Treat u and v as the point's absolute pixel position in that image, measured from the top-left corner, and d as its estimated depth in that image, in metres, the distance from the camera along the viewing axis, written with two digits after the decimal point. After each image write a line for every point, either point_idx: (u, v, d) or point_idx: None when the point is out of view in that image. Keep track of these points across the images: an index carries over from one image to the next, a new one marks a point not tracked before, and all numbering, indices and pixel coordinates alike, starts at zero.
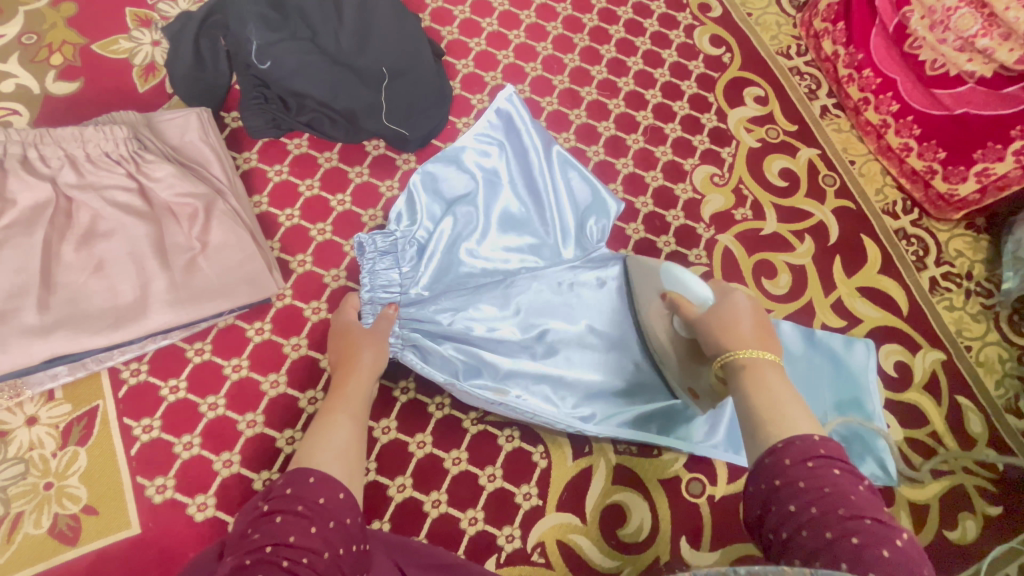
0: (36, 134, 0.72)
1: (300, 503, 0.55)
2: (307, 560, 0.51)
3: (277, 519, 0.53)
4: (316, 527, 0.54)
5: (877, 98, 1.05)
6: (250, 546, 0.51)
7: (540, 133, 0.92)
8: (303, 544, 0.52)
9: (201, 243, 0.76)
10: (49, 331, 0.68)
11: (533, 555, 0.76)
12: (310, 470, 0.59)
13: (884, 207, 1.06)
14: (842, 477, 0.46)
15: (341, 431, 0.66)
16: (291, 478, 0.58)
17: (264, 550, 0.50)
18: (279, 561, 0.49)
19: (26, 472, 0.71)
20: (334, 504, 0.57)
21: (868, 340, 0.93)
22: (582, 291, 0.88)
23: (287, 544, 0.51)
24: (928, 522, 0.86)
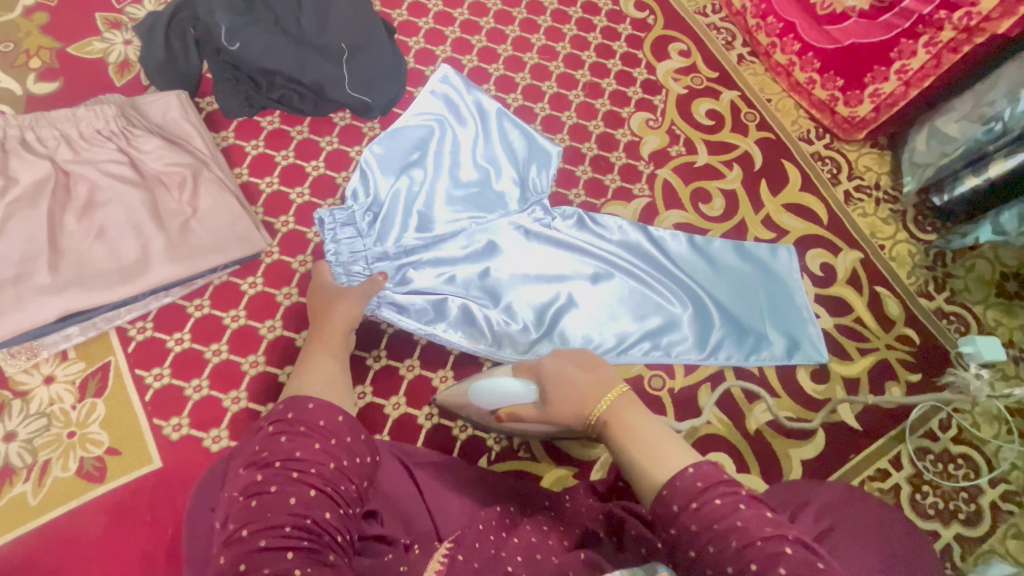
0: (32, 118, 0.79)
1: (302, 425, 0.59)
2: (315, 470, 0.55)
3: (283, 437, 0.57)
4: (320, 443, 0.58)
5: (782, 40, 1.20)
6: (260, 462, 0.55)
7: (475, 99, 1.03)
8: (311, 457, 0.56)
9: (192, 207, 0.84)
10: (62, 290, 0.75)
11: (519, 451, 0.86)
12: (309, 398, 0.62)
13: (800, 134, 1.20)
14: (725, 505, 0.50)
15: (330, 365, 0.71)
16: (291, 405, 0.60)
17: (275, 465, 0.54)
18: (289, 473, 0.54)
19: (49, 424, 0.77)
20: (332, 426, 0.60)
21: (789, 247, 1.06)
22: (533, 233, 0.98)
23: (293, 458, 0.55)
24: (860, 392, 0.99)
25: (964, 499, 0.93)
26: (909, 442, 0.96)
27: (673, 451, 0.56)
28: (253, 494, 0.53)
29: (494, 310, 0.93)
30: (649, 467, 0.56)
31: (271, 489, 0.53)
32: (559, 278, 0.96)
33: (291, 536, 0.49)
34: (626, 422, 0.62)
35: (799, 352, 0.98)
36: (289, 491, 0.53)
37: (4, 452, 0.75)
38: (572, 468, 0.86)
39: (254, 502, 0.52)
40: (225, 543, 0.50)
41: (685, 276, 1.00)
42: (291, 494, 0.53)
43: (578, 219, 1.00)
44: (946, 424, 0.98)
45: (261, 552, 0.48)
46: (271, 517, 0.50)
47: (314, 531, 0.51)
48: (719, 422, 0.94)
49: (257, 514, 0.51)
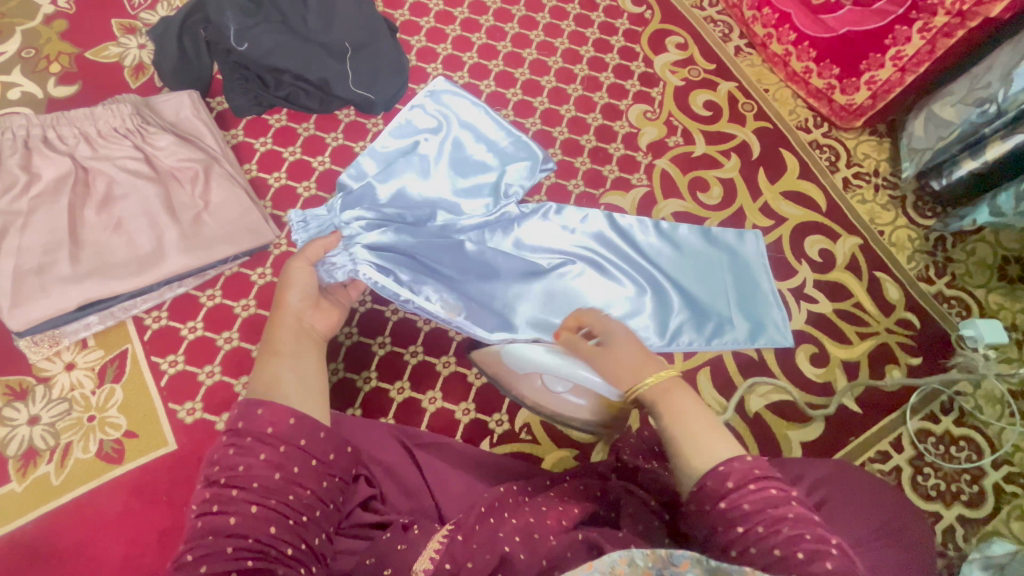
0: (52, 117, 0.83)
1: (249, 435, 0.56)
2: (258, 484, 0.54)
3: (230, 449, 0.56)
4: (266, 453, 0.56)
5: (778, 31, 1.21)
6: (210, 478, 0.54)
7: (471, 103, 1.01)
8: (257, 470, 0.54)
9: (204, 201, 0.88)
10: (83, 279, 0.79)
11: (521, 433, 0.89)
12: (260, 402, 0.58)
13: (797, 123, 1.21)
14: (780, 495, 0.53)
15: (283, 364, 0.66)
16: (242, 413, 0.58)
17: (219, 482, 0.53)
18: (230, 491, 0.53)
19: (70, 409, 0.81)
20: (286, 431, 0.57)
21: (756, 231, 1.06)
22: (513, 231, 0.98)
23: (237, 473, 0.54)
24: (860, 376, 1.00)
25: (967, 480, 0.93)
26: (910, 425, 0.97)
27: (720, 435, 0.59)
28: (202, 511, 0.52)
29: (465, 298, 0.92)
30: (701, 452, 0.58)
31: (216, 507, 0.52)
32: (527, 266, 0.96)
33: (234, 558, 0.49)
34: (682, 404, 0.62)
35: (764, 335, 0.99)
36: (232, 510, 0.52)
37: (28, 435, 0.78)
38: (573, 449, 0.88)
39: (201, 521, 0.52)
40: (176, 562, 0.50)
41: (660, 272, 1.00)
42: (232, 513, 0.52)
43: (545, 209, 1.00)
44: (948, 406, 0.98)
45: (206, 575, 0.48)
46: (214, 539, 0.50)
47: (259, 549, 0.50)
48: (719, 406, 0.95)
49: (203, 535, 0.51)
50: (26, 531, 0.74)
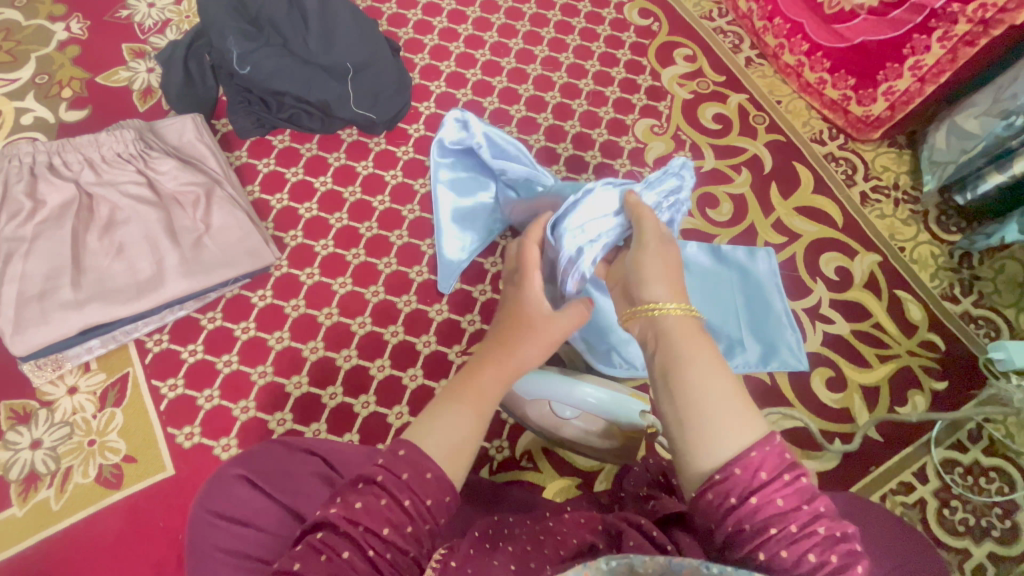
0: (59, 144, 0.85)
1: (406, 495, 0.47)
2: (390, 554, 0.45)
3: (382, 500, 0.46)
4: (413, 527, 0.46)
5: (790, 41, 1.17)
6: (349, 513, 0.46)
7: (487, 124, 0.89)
8: (399, 537, 0.45)
9: (205, 224, 0.88)
10: (84, 304, 0.80)
11: (521, 460, 0.86)
12: (430, 463, 0.49)
13: (812, 136, 1.18)
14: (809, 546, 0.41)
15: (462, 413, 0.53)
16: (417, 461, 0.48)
17: (359, 526, 0.45)
18: (366, 547, 0.44)
19: (72, 433, 0.81)
20: (437, 508, 0.48)
21: (768, 249, 1.03)
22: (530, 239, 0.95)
23: (377, 534, 0.45)
24: (880, 401, 0.95)
25: (998, 515, 0.88)
26: (935, 454, 0.91)
27: (728, 412, 0.47)
28: (325, 548, 0.44)
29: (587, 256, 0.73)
30: (687, 432, 0.47)
31: (345, 553, 0.44)
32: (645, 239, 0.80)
33: None
34: (684, 364, 0.50)
35: (776, 357, 0.95)
36: (358, 567, 0.44)
37: (29, 460, 0.79)
38: (576, 478, 0.86)
39: (324, 559, 0.43)
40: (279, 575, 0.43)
41: None
42: (356, 570, 0.44)
43: None
44: (977, 434, 0.93)
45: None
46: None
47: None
48: None
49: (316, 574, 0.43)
50: (25, 556, 0.74)
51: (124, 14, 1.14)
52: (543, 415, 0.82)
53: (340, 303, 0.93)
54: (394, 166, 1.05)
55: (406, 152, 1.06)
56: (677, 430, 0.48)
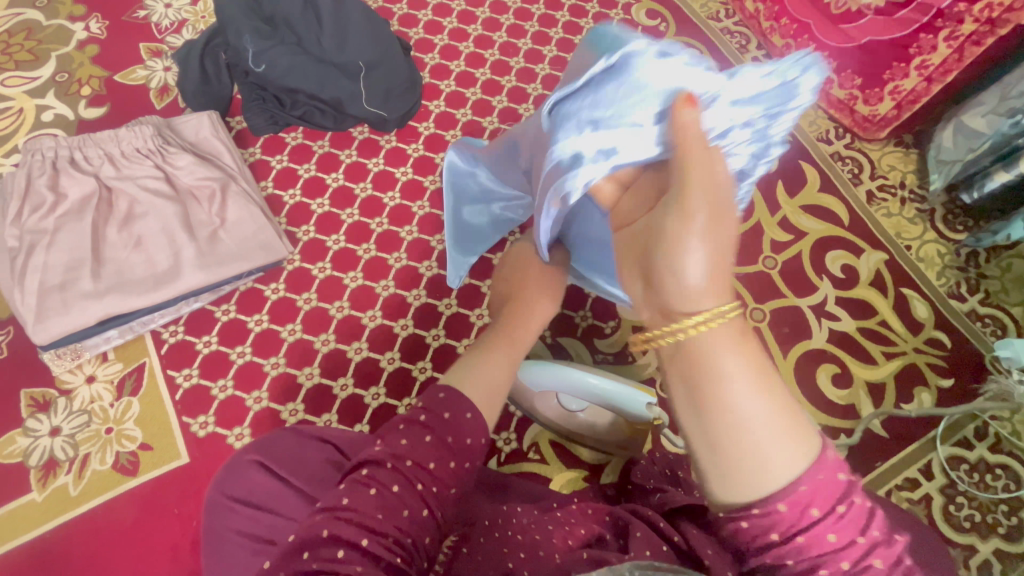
0: (79, 139, 0.87)
1: (451, 434, 0.50)
2: (437, 489, 0.47)
3: (427, 437, 0.49)
4: (456, 463, 0.50)
5: (797, 41, 1.18)
6: (395, 449, 0.48)
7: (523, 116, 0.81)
8: (444, 472, 0.48)
9: (220, 218, 0.90)
10: (102, 294, 0.82)
11: (529, 453, 0.87)
12: (470, 405, 0.54)
13: (818, 135, 1.18)
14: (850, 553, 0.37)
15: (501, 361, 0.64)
16: (460, 400, 0.53)
17: (406, 462, 0.47)
18: (414, 481, 0.47)
19: (89, 421, 0.83)
20: (474, 449, 0.52)
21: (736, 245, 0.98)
22: None
23: (426, 469, 0.48)
24: (886, 397, 0.95)
25: (1004, 512, 0.88)
26: (941, 450, 0.92)
27: (770, 443, 0.37)
28: (372, 482, 0.46)
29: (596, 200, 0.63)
30: (718, 467, 0.39)
31: (392, 487, 0.46)
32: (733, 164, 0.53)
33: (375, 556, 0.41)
34: (715, 384, 0.38)
35: None
36: (408, 501, 0.45)
37: (49, 446, 0.81)
38: (583, 470, 0.87)
39: (373, 493, 0.45)
40: (324, 514, 0.44)
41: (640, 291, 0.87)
42: (406, 503, 0.45)
43: None
44: (983, 431, 0.93)
45: (354, 552, 0.41)
46: (380, 521, 0.43)
47: (399, 558, 0.43)
48: None
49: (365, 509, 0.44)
50: (44, 540, 0.76)
51: (141, 15, 1.16)
52: (548, 406, 0.83)
53: (350, 296, 0.95)
54: (405, 163, 1.06)
55: (416, 149, 1.08)
56: (707, 461, 0.40)
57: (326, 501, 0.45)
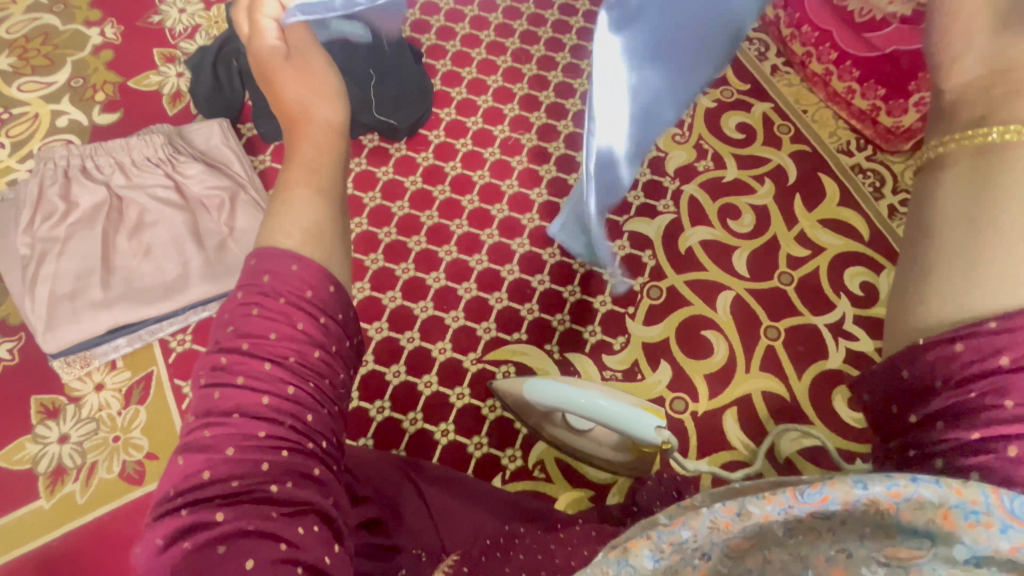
0: (91, 148, 0.87)
1: (279, 296, 0.44)
2: (293, 358, 0.43)
3: (254, 313, 0.44)
4: (304, 326, 0.44)
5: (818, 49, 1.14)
6: (228, 341, 0.43)
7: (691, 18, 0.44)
8: (289, 343, 0.43)
9: (229, 227, 0.90)
10: (112, 303, 0.82)
11: (534, 471, 0.86)
12: (291, 257, 0.46)
13: (838, 146, 1.15)
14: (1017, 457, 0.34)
15: (309, 204, 0.50)
16: (267, 263, 0.45)
17: (241, 347, 0.42)
18: (260, 364, 0.42)
19: (98, 428, 0.83)
20: (319, 298, 0.46)
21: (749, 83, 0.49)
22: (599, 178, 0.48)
23: (265, 339, 0.43)
24: None
25: None
26: None
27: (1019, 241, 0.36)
28: (217, 383, 0.42)
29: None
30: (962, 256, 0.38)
31: (239, 378, 0.42)
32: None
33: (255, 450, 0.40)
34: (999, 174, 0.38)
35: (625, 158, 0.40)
36: (265, 387, 0.41)
37: (58, 454, 0.81)
38: (589, 490, 0.85)
39: (218, 395, 0.41)
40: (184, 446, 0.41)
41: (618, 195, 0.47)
42: (265, 391, 0.41)
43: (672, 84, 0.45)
44: None
45: (228, 460, 0.39)
46: (245, 418, 0.40)
47: (299, 437, 0.41)
48: (745, 448, 0.90)
49: (222, 408, 0.41)
50: (51, 548, 0.77)
51: (156, 20, 1.17)
52: (557, 426, 0.82)
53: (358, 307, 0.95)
54: (414, 172, 1.06)
55: (426, 158, 1.07)
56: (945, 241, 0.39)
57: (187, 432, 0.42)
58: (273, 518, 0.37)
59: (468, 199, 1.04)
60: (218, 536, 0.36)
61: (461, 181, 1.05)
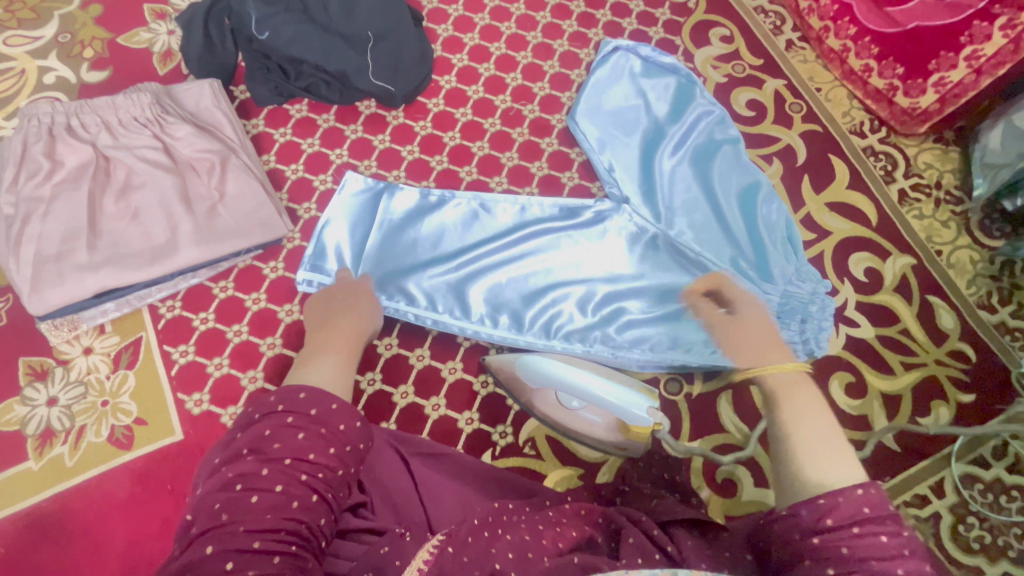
0: (77, 106, 0.85)
1: (322, 426, 0.54)
2: (323, 475, 0.52)
3: (299, 435, 0.52)
4: (334, 449, 0.54)
5: (837, 23, 1.11)
6: (270, 455, 0.50)
7: (699, 223, 0.99)
8: (326, 460, 0.53)
9: (220, 192, 0.87)
10: (98, 267, 0.80)
11: (525, 448, 0.85)
12: (334, 396, 0.57)
13: (851, 127, 1.11)
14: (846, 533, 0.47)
15: (330, 362, 0.65)
16: (316, 398, 0.56)
17: (284, 462, 0.50)
18: (297, 474, 0.50)
19: (86, 392, 0.83)
20: (349, 433, 0.56)
21: (754, 214, 0.98)
22: (609, 222, 0.98)
23: (306, 460, 0.51)
24: (902, 408, 0.91)
25: (1017, 536, 0.84)
26: (955, 468, 0.88)
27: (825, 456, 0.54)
28: (254, 489, 0.48)
29: (502, 211, 0.97)
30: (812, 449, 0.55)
31: (276, 487, 0.49)
32: (701, 279, 0.96)
33: (263, 551, 0.45)
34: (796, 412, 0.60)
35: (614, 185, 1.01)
36: (294, 493, 0.49)
37: (46, 416, 0.81)
38: (578, 469, 0.84)
39: (255, 500, 0.48)
40: (207, 534, 0.46)
41: (645, 209, 0.99)
42: (293, 495, 0.49)
43: (653, 235, 0.98)
44: (1001, 451, 0.89)
45: (252, 552, 0.45)
46: (270, 519, 0.47)
47: (304, 539, 0.48)
48: (738, 432, 0.89)
49: (255, 512, 0.47)
50: (40, 508, 0.77)
51: None
52: (548, 404, 0.82)
53: None
54: (412, 141, 1.03)
55: (424, 127, 1.04)
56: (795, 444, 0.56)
57: (199, 524, 0.47)
58: None
59: (467, 170, 1.02)
60: None
61: (460, 152, 1.03)
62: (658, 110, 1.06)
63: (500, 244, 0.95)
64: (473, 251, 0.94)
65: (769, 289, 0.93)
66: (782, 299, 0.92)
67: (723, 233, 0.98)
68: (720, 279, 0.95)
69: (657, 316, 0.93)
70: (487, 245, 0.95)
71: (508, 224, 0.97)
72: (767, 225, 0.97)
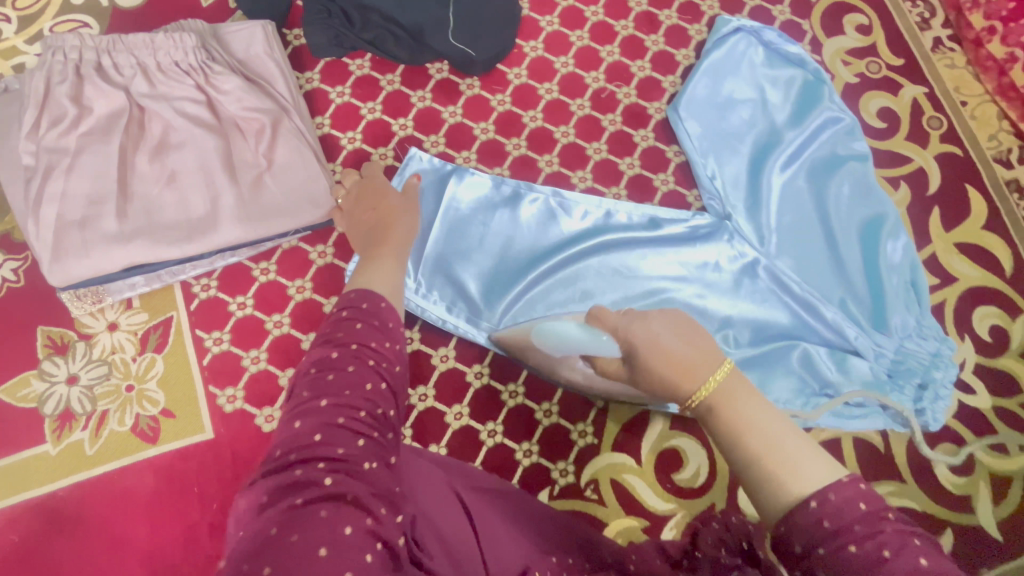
0: (109, 41, 0.72)
1: (378, 318, 0.48)
2: (389, 367, 0.46)
3: (357, 324, 0.47)
4: (392, 344, 0.48)
5: (1007, 26, 0.93)
6: (333, 342, 0.45)
7: (810, 252, 0.85)
8: (388, 351, 0.46)
9: (268, 160, 0.75)
10: (128, 239, 0.70)
11: (585, 490, 0.76)
12: (382, 295, 0.51)
13: (996, 154, 0.94)
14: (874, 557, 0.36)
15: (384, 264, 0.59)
16: (366, 295, 0.50)
17: (351, 345, 0.45)
18: (364, 359, 0.44)
19: (109, 373, 0.74)
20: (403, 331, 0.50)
21: (877, 250, 0.84)
22: (704, 241, 0.85)
23: (369, 347, 0.45)
24: (1011, 494, 0.80)
25: None
26: None
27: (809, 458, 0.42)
28: (328, 368, 0.43)
29: (583, 213, 0.84)
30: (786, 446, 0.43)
31: (348, 368, 0.43)
32: (801, 320, 0.83)
33: (344, 429, 0.40)
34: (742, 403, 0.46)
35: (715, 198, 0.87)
36: (366, 375, 0.44)
37: (65, 396, 0.73)
38: (643, 520, 0.75)
39: (331, 377, 0.42)
40: (292, 413, 0.41)
41: (746, 230, 0.86)
42: (365, 378, 0.43)
43: (754, 261, 0.85)
44: None
45: (334, 430, 0.39)
46: (349, 396, 0.42)
47: (382, 429, 0.42)
48: None
49: (332, 388, 0.42)
50: (58, 497, 0.70)
51: None
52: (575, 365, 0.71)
53: None
54: (486, 118, 0.88)
55: (502, 102, 0.89)
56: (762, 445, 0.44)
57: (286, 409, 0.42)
58: (365, 497, 0.37)
59: (547, 159, 0.88)
60: (321, 500, 0.35)
61: (541, 136, 0.89)
62: (777, 113, 0.90)
63: (580, 254, 0.82)
64: (546, 260, 0.82)
65: (881, 340, 0.81)
66: (894, 354, 0.81)
67: (834, 268, 0.84)
68: (827, 322, 0.82)
69: (747, 357, 0.82)
70: (563, 252, 0.82)
71: (587, 231, 0.84)
72: (889, 265, 0.83)
